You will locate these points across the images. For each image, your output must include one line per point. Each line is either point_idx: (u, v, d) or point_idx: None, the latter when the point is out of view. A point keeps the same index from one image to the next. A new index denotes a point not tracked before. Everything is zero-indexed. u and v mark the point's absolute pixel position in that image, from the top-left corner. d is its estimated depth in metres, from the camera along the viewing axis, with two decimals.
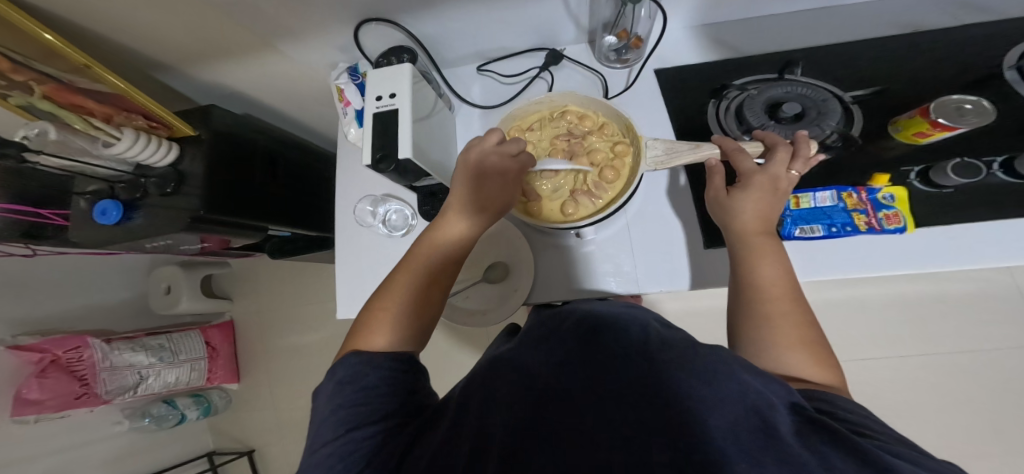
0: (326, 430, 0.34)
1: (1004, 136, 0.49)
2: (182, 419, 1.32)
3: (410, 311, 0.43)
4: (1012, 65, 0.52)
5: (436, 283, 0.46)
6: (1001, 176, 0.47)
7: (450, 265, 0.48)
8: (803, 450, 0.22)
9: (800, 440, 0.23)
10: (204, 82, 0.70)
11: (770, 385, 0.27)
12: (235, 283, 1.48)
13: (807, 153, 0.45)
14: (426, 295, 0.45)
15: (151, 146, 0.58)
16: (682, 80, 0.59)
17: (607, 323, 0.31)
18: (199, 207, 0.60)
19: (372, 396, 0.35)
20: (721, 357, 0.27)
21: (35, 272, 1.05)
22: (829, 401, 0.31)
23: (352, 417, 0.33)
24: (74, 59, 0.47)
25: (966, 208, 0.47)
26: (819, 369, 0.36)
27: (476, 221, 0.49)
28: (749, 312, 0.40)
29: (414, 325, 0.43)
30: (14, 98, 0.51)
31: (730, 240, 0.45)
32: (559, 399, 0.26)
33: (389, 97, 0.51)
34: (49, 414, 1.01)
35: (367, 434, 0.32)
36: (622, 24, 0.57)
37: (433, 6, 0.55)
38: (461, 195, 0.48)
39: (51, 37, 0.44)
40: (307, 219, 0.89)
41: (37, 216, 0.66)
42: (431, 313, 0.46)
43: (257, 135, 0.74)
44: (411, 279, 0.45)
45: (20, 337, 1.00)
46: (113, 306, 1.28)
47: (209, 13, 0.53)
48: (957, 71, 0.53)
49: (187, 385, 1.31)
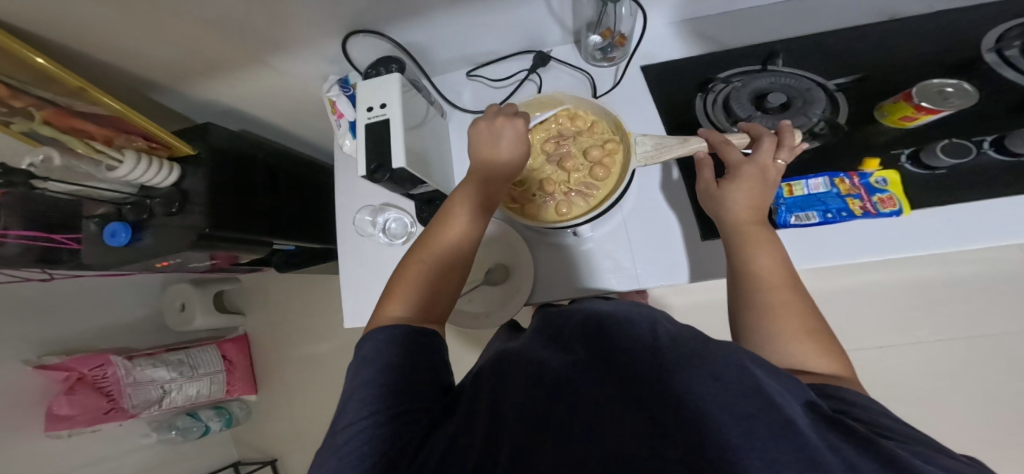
0: (348, 412, 0.33)
1: (1000, 115, 0.49)
2: (206, 430, 1.36)
3: (435, 277, 0.44)
4: (989, 49, 0.52)
5: (462, 249, 0.46)
6: (992, 154, 0.47)
7: (475, 228, 0.47)
8: (828, 452, 0.23)
9: (825, 441, 0.24)
10: (198, 99, 0.72)
11: (786, 383, 0.28)
12: (247, 297, 1.51)
13: (791, 142, 0.45)
14: (451, 261, 0.45)
15: (153, 166, 0.60)
16: (669, 76, 0.59)
17: (617, 325, 0.32)
18: (204, 224, 0.62)
19: (392, 377, 0.34)
20: (733, 353, 0.28)
21: (55, 296, 1.09)
22: (845, 401, 0.31)
23: (373, 400, 0.33)
24: (69, 83, 0.49)
25: (967, 189, 0.46)
26: (824, 358, 0.36)
27: (496, 179, 0.50)
28: (748, 303, 0.40)
29: (436, 292, 0.43)
30: (16, 125, 0.53)
31: (723, 231, 0.44)
32: (571, 397, 0.27)
33: (380, 108, 0.52)
34: (81, 428, 1.07)
35: (393, 417, 0.31)
36: (605, 24, 0.57)
37: (418, 14, 0.56)
38: (479, 157, 0.50)
39: (43, 61, 0.45)
40: (309, 229, 0.90)
41: (50, 241, 0.69)
42: (459, 272, 0.46)
43: (255, 151, 0.76)
44: (434, 246, 0.45)
45: (46, 357, 1.04)
46: (132, 323, 1.32)
47: (201, 31, 0.54)
48: (947, 52, 0.53)
49: (208, 398, 1.35)
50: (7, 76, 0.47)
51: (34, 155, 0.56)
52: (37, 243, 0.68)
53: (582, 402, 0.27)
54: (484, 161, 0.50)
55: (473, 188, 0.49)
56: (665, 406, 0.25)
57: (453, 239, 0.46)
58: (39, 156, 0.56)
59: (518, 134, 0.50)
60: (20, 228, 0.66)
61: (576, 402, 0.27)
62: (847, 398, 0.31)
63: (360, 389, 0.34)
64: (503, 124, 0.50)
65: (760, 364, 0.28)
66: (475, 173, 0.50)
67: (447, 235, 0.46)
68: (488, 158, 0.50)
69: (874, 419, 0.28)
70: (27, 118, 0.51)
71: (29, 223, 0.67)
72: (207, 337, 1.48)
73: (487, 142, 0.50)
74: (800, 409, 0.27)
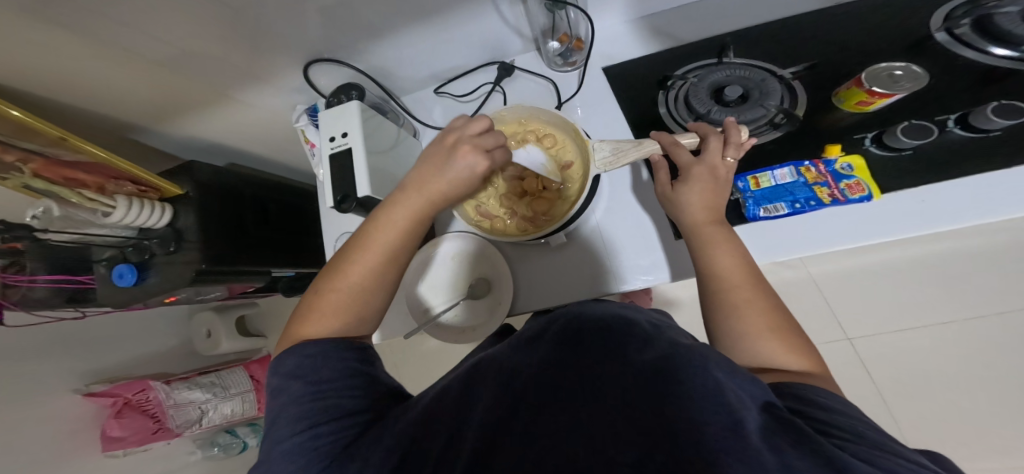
0: (285, 423, 0.32)
1: (960, 92, 0.49)
2: (244, 446, 1.39)
3: (363, 296, 0.42)
4: (939, 29, 0.52)
5: (394, 267, 0.45)
6: (958, 132, 0.47)
7: (406, 246, 0.45)
8: (765, 449, 0.20)
9: (764, 437, 0.21)
10: (182, 137, 0.76)
11: (742, 384, 0.24)
12: (266, 319, 1.57)
13: (739, 139, 0.45)
14: (383, 281, 0.44)
15: (145, 208, 0.63)
16: (630, 77, 0.60)
17: (592, 328, 0.29)
18: (200, 261, 0.65)
19: (331, 390, 0.34)
20: (694, 354, 0.25)
21: (91, 330, 1.15)
22: (807, 401, 0.28)
23: (315, 413, 0.32)
24: (50, 134, 0.52)
25: (935, 168, 0.46)
26: (793, 355, 0.34)
27: (438, 200, 0.47)
28: (716, 301, 0.39)
29: (367, 311, 0.43)
30: (12, 181, 0.57)
31: (684, 234, 0.44)
32: (532, 399, 0.26)
33: (343, 136, 0.54)
34: (133, 447, 1.14)
35: (340, 429, 0.31)
36: (560, 28, 0.59)
37: (374, 40, 0.57)
38: (423, 174, 0.47)
39: (18, 114, 0.48)
40: (300, 251, 0.91)
41: (77, 283, 0.76)
42: (385, 294, 0.44)
43: (242, 185, 0.78)
44: (362, 264, 0.43)
45: (93, 385, 1.11)
46: (165, 352, 1.37)
47: (167, 68, 0.56)
48: (897, 33, 0.53)
49: (242, 415, 1.40)
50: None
51: (34, 208, 0.59)
52: (66, 285, 0.74)
53: (536, 414, 0.25)
54: (427, 179, 0.47)
55: (403, 209, 0.46)
56: (618, 410, 0.23)
57: (381, 258, 0.44)
58: (38, 208, 0.59)
59: (470, 163, 0.47)
60: (47, 272, 0.72)
61: (532, 412, 0.25)
62: (808, 397, 0.28)
63: (293, 402, 0.33)
64: (452, 150, 0.47)
65: (718, 366, 0.25)
66: (411, 190, 0.47)
67: (379, 254, 0.44)
68: (427, 176, 0.47)
69: (833, 420, 0.25)
70: (18, 172, 0.55)
71: (53, 269, 0.73)
72: (235, 360, 1.53)
73: (437, 166, 0.47)
74: (754, 410, 0.23)
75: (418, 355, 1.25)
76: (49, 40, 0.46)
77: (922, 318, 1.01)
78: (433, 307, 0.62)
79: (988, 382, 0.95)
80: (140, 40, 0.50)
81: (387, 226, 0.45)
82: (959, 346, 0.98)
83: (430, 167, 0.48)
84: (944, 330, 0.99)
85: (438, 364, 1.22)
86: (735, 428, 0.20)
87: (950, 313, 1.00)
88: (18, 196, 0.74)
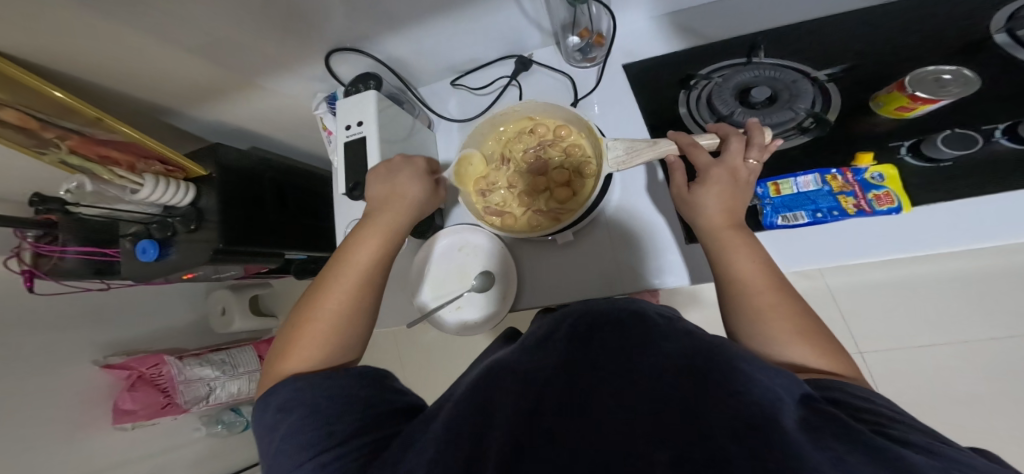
0: (291, 456, 0.31)
1: (1014, 99, 0.46)
2: (248, 425, 1.39)
3: (349, 321, 0.42)
4: (1001, 29, 0.49)
5: (370, 285, 0.45)
6: (1005, 143, 0.44)
7: (384, 261, 0.47)
8: (811, 447, 0.19)
9: (807, 435, 0.19)
10: (208, 121, 0.77)
11: (775, 376, 0.23)
12: (279, 300, 1.55)
13: (762, 140, 0.44)
14: (360, 299, 0.43)
15: (172, 186, 0.64)
16: (653, 75, 0.58)
17: (604, 321, 0.30)
18: (219, 240, 0.66)
19: (333, 419, 0.32)
20: (719, 350, 0.25)
21: (109, 305, 1.19)
22: (841, 390, 0.27)
23: (319, 441, 0.31)
24: (88, 114, 0.54)
25: (979, 178, 0.44)
26: (827, 358, 0.32)
27: (407, 214, 0.50)
28: (739, 308, 0.37)
29: (350, 333, 0.42)
30: (49, 156, 0.59)
31: (700, 236, 0.42)
32: (553, 404, 0.25)
33: (358, 125, 0.54)
34: (143, 421, 1.15)
35: (348, 452, 0.29)
36: (581, 23, 0.58)
37: (396, 31, 0.57)
38: (382, 194, 0.50)
39: (61, 95, 0.50)
40: (309, 237, 0.89)
41: (104, 255, 0.78)
42: (368, 318, 0.44)
43: (264, 168, 0.79)
44: (340, 290, 0.43)
45: (111, 357, 1.14)
46: (181, 327, 1.38)
47: (198, 58, 0.57)
48: (941, 37, 0.51)
49: (249, 394, 1.37)
50: (38, 111, 0.53)
51: (69, 182, 0.63)
52: (93, 257, 0.77)
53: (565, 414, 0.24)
54: (388, 198, 0.50)
55: (370, 227, 0.48)
56: (654, 409, 0.22)
57: (360, 278, 0.44)
58: (73, 183, 0.63)
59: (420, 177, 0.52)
60: (77, 245, 0.75)
61: (560, 420, 0.24)
62: (851, 391, 0.27)
63: (297, 432, 0.32)
64: (405, 166, 0.51)
65: (753, 363, 0.24)
66: (376, 208, 0.49)
67: (353, 274, 0.44)
68: (392, 192, 0.50)
69: (872, 406, 0.25)
70: (57, 148, 0.57)
71: (83, 241, 0.76)
72: (246, 339, 1.51)
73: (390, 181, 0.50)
74: (793, 405, 0.22)
75: (427, 344, 1.25)
76: (84, 30, 0.47)
77: (944, 336, 0.97)
78: (437, 297, 0.62)
79: (1017, 404, 0.91)
80: (173, 28, 0.51)
81: (360, 248, 0.46)
82: (990, 367, 0.94)
83: (385, 186, 0.50)
84: (970, 348, 0.95)
85: (446, 354, 1.23)
86: (770, 424, 0.19)
87: (978, 332, 0.96)
88: (57, 173, 0.77)
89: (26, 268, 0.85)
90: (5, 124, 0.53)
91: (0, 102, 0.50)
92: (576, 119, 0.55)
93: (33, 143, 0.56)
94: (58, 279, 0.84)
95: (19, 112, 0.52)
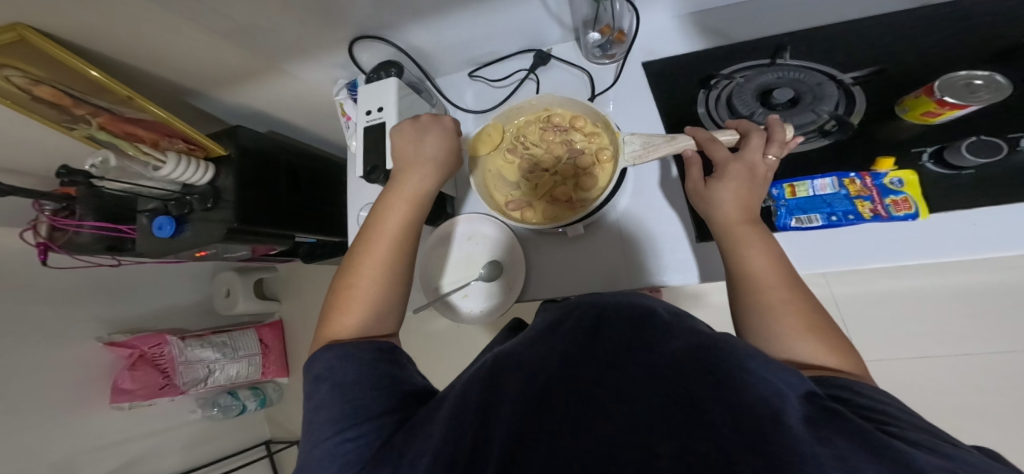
0: (326, 422, 0.33)
1: None
2: (243, 410, 1.38)
3: (386, 285, 0.43)
4: None
5: (402, 244, 0.46)
6: None
7: (413, 220, 0.48)
8: (813, 441, 0.19)
9: (811, 429, 0.20)
10: (228, 104, 0.78)
11: (781, 376, 0.23)
12: (282, 285, 1.55)
13: (783, 137, 0.44)
14: (395, 268, 0.45)
15: (192, 165, 0.65)
16: (674, 73, 0.59)
17: (611, 314, 0.28)
18: (233, 219, 0.67)
19: (360, 395, 0.34)
20: (729, 346, 0.24)
21: (118, 282, 1.20)
22: (848, 391, 0.27)
23: (349, 415, 0.33)
24: (119, 92, 0.55)
25: (1001, 187, 0.44)
26: (836, 355, 0.32)
27: (433, 174, 0.50)
28: (748, 306, 0.37)
29: (388, 300, 0.43)
30: (80, 130, 0.60)
31: (714, 232, 0.43)
32: (560, 400, 0.24)
33: (378, 111, 0.55)
34: (139, 402, 1.14)
35: (365, 431, 0.31)
36: (603, 20, 0.58)
37: (419, 21, 0.58)
38: (406, 156, 0.50)
39: (97, 74, 0.51)
40: (320, 221, 0.90)
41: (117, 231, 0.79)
42: (403, 283, 0.45)
43: (280, 150, 0.80)
44: (374, 254, 0.45)
45: (114, 335, 1.15)
46: (186, 307, 1.39)
47: (223, 42, 0.58)
48: (972, 45, 0.50)
49: (246, 378, 1.38)
50: (70, 88, 0.54)
51: (94, 157, 0.64)
52: (107, 232, 0.78)
53: (568, 410, 0.24)
54: (412, 159, 0.50)
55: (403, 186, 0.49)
56: (659, 412, 0.22)
57: (394, 240, 0.46)
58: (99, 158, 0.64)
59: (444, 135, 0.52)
60: (93, 220, 0.77)
61: (560, 414, 0.24)
62: (852, 391, 0.27)
63: (327, 405, 0.34)
64: (430, 124, 0.52)
65: (755, 356, 0.23)
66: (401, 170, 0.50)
67: (384, 237, 0.46)
68: (416, 153, 0.50)
69: (879, 407, 0.25)
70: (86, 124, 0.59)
71: (99, 216, 0.77)
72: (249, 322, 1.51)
73: (411, 142, 0.51)
74: (798, 402, 0.22)
75: (430, 333, 1.25)
76: (114, 12, 0.48)
77: (951, 352, 0.96)
78: (445, 285, 0.63)
79: (1014, 421, 0.91)
80: (200, 11, 0.51)
81: (389, 214, 0.47)
82: (997, 383, 0.93)
83: (408, 148, 0.51)
84: (970, 363, 0.95)
85: (448, 345, 1.23)
86: (775, 430, 0.19)
87: (983, 347, 0.95)
88: (76, 149, 0.78)
89: (42, 241, 0.86)
90: (40, 100, 0.55)
91: (35, 78, 0.51)
92: (592, 113, 0.56)
93: (64, 118, 0.58)
94: (72, 254, 0.86)
95: (55, 89, 0.53)
